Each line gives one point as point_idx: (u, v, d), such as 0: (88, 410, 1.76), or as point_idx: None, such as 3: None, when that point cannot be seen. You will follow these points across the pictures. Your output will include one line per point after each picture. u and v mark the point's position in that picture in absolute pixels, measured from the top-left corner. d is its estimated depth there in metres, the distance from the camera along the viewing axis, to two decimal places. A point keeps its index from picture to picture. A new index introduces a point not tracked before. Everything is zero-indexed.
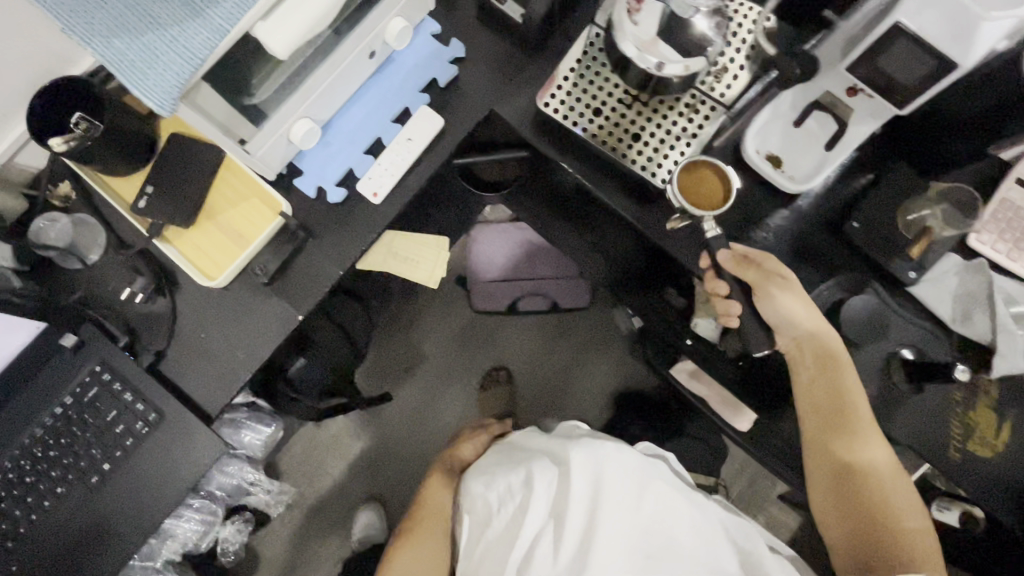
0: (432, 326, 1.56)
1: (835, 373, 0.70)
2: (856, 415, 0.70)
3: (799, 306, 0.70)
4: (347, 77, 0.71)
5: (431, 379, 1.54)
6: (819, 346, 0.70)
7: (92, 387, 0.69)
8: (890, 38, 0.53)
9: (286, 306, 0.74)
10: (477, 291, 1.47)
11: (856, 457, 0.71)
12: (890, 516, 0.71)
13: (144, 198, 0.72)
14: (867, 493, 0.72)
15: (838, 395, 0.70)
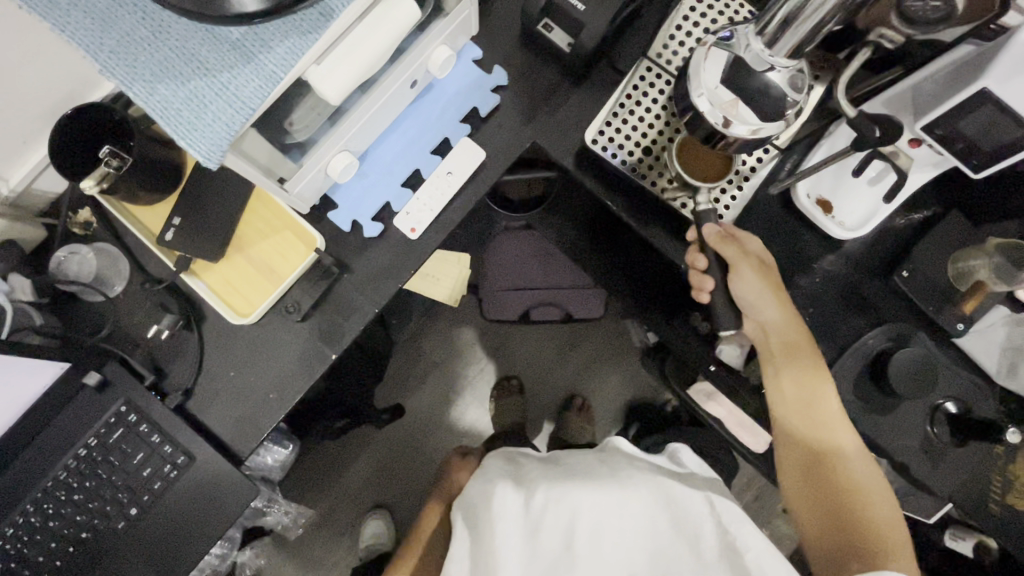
0: (444, 336, 1.53)
1: (798, 350, 0.69)
2: (821, 396, 0.68)
3: (768, 281, 0.69)
4: (388, 109, 0.68)
5: (442, 391, 1.52)
6: (785, 324, 0.69)
7: (117, 428, 0.66)
8: (975, 102, 0.51)
9: (318, 344, 0.71)
10: (488, 299, 1.41)
11: (826, 438, 0.67)
12: (860, 503, 0.64)
13: (171, 230, 0.67)
14: (838, 480, 0.66)
15: (806, 368, 0.68)
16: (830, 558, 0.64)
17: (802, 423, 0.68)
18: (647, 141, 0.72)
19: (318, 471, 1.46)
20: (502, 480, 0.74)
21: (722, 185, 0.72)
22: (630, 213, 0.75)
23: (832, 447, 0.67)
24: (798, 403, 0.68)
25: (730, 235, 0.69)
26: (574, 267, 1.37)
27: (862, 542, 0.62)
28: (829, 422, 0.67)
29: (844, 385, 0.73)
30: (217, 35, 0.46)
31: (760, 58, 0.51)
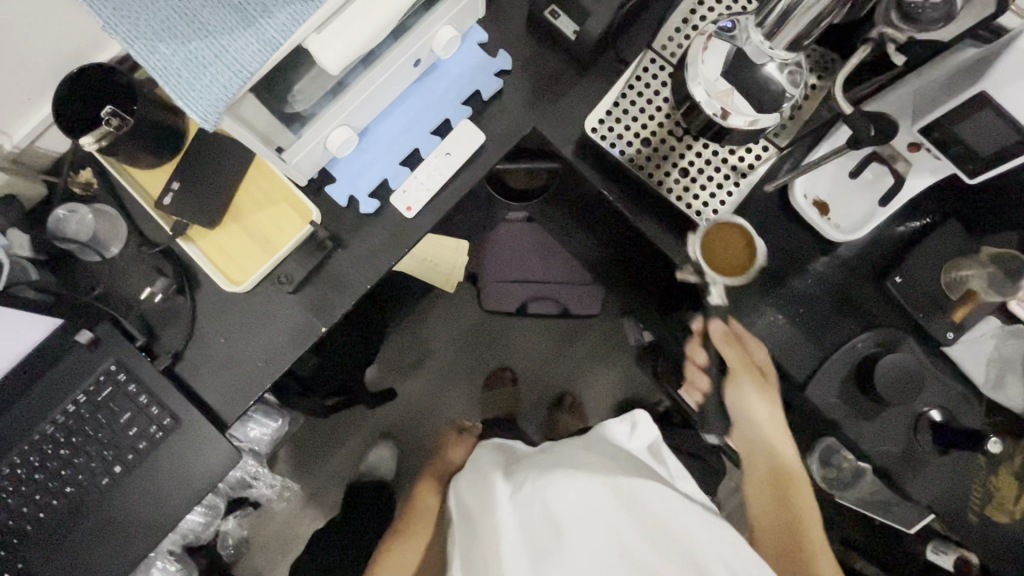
0: (440, 324, 1.53)
1: (768, 437, 0.72)
2: (789, 465, 0.71)
3: (755, 384, 0.74)
4: (390, 86, 0.68)
5: (436, 377, 1.52)
6: (767, 410, 0.73)
7: (106, 386, 0.67)
8: (973, 106, 0.51)
9: (308, 316, 0.72)
10: (487, 291, 1.41)
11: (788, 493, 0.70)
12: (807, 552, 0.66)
13: (169, 195, 0.69)
14: (799, 541, 0.67)
15: (783, 440, 0.72)
16: None
17: (764, 483, 0.72)
18: (647, 132, 0.72)
19: (310, 451, 1.47)
20: (497, 477, 0.73)
21: (719, 180, 0.71)
22: (626, 204, 0.75)
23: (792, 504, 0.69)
24: (768, 471, 0.72)
25: (733, 335, 0.74)
26: (573, 263, 1.36)
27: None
28: (791, 480, 0.70)
29: (831, 388, 0.73)
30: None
31: (760, 50, 0.50)
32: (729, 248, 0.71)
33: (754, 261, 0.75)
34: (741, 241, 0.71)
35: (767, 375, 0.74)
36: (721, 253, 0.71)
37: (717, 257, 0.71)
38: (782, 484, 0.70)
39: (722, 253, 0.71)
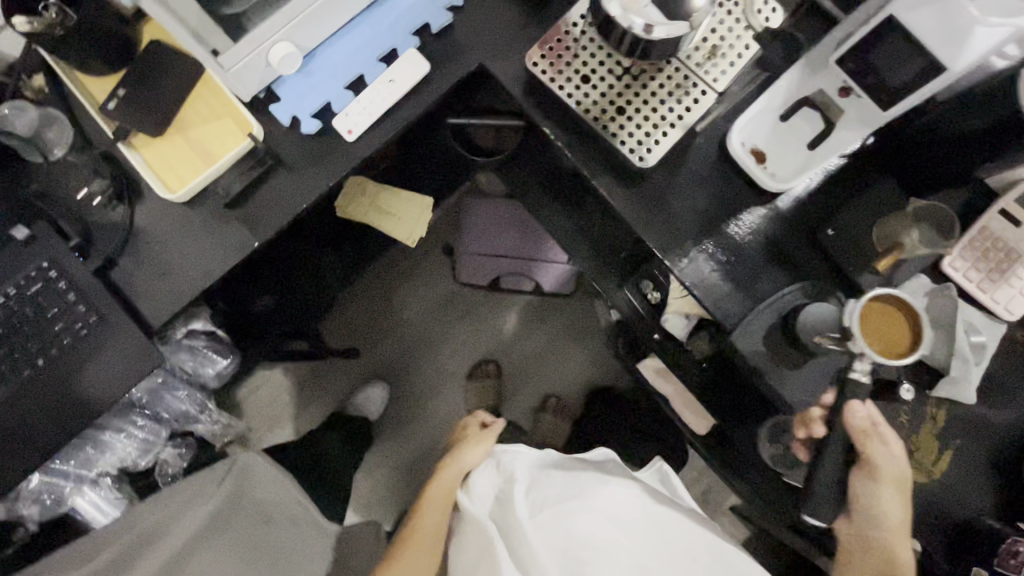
0: (413, 291, 1.53)
1: (895, 543, 0.68)
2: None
3: (896, 487, 0.67)
4: (336, 6, 0.70)
5: (404, 344, 1.52)
6: (897, 512, 0.68)
7: (35, 281, 0.68)
8: (880, 32, 0.53)
9: (244, 230, 0.73)
10: (463, 262, 1.45)
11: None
12: None
13: (114, 100, 0.71)
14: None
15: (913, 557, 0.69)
16: None
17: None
18: (588, 70, 0.73)
19: (274, 406, 1.48)
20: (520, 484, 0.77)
21: (655, 120, 0.72)
22: (567, 143, 0.76)
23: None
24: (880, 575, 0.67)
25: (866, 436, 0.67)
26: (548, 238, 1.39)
27: None
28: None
29: (757, 335, 0.73)
30: None
31: None
32: (892, 333, 0.66)
33: (690, 207, 0.75)
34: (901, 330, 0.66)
35: (900, 477, 0.68)
36: (879, 332, 0.66)
37: (874, 335, 0.66)
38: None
39: (881, 335, 0.66)
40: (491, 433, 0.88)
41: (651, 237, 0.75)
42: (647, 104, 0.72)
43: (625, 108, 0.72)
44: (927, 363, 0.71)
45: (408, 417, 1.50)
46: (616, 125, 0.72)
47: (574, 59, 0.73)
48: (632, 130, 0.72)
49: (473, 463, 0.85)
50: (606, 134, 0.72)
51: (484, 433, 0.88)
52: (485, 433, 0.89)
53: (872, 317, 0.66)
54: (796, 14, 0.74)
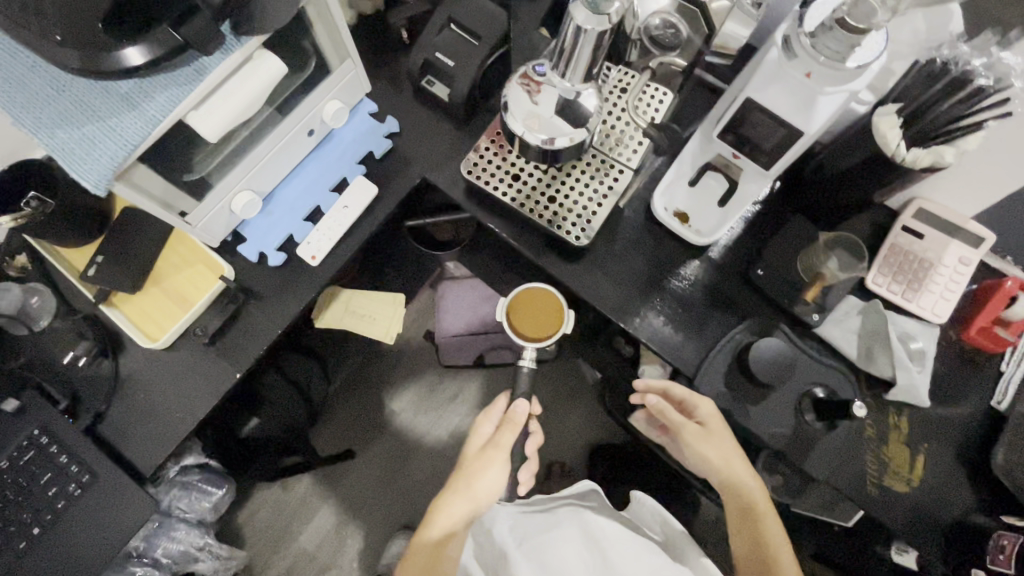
0: (401, 382, 1.54)
1: (745, 482, 0.74)
2: (762, 526, 0.72)
3: (723, 434, 0.74)
4: (287, 153, 0.79)
5: (399, 437, 1.51)
6: (727, 454, 0.74)
7: (28, 450, 0.71)
8: (746, 110, 0.64)
9: (224, 364, 0.78)
10: (443, 346, 1.47)
11: (766, 546, 0.72)
12: (772, 550, 0.71)
13: (93, 267, 0.77)
14: (757, 525, 0.73)
15: (761, 488, 0.75)
16: None
17: (737, 528, 0.74)
18: (517, 169, 0.82)
19: (275, 526, 1.45)
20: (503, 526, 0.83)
21: (585, 201, 0.80)
22: (512, 234, 0.84)
23: (770, 554, 0.71)
24: (738, 518, 0.74)
25: (666, 408, 0.78)
26: None
27: None
28: (762, 526, 0.72)
29: (717, 378, 0.78)
30: (109, 90, 0.57)
31: (568, 88, 0.62)
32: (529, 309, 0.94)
33: (632, 270, 0.83)
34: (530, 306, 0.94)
35: (707, 427, 0.75)
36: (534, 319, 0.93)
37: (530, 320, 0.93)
38: (753, 527, 0.72)
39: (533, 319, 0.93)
40: (512, 431, 0.87)
41: (604, 304, 0.82)
42: (575, 189, 0.80)
43: (554, 196, 0.80)
44: (876, 374, 0.76)
45: (414, 517, 1.46)
46: (550, 211, 0.80)
47: (503, 162, 0.82)
48: (566, 214, 0.80)
49: (484, 488, 0.83)
50: (542, 221, 0.80)
51: (487, 450, 0.86)
52: (485, 453, 0.86)
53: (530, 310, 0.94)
54: (687, 94, 0.85)
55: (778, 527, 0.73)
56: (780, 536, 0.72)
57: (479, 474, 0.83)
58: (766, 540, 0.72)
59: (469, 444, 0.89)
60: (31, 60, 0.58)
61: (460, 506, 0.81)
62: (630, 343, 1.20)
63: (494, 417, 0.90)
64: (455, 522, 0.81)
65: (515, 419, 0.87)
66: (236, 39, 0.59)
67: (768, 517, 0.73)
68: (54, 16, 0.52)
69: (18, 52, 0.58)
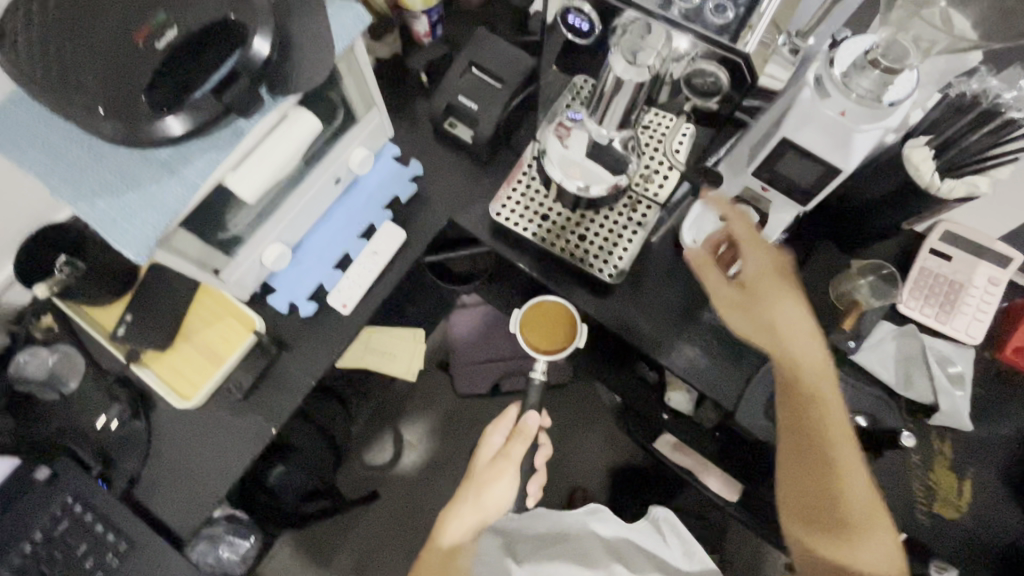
0: (418, 413, 1.52)
1: (800, 350, 0.66)
2: (826, 435, 0.64)
3: (778, 296, 0.66)
4: (316, 203, 0.79)
5: (419, 470, 1.49)
6: (788, 314, 0.66)
7: (64, 519, 0.70)
8: (781, 149, 0.65)
9: (259, 420, 0.77)
10: (459, 375, 1.48)
11: (823, 444, 0.64)
12: (829, 441, 0.64)
13: (124, 326, 0.76)
14: (819, 444, 0.64)
15: (828, 379, 0.66)
16: (803, 516, 0.67)
17: (790, 395, 0.66)
18: (545, 208, 0.82)
19: (297, 568, 1.42)
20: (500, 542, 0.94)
21: (615, 238, 0.80)
22: (541, 272, 0.84)
23: (822, 458, 0.64)
24: (782, 362, 0.66)
25: (706, 263, 0.69)
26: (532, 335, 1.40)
27: (819, 501, 0.65)
28: (824, 446, 0.64)
29: (756, 410, 0.77)
30: (147, 157, 0.57)
31: (599, 133, 0.63)
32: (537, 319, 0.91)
33: (664, 304, 0.82)
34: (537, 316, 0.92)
35: (768, 313, 0.66)
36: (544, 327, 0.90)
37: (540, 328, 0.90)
38: (813, 442, 0.64)
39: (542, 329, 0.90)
40: (522, 443, 0.88)
41: (638, 339, 0.81)
42: (604, 226, 0.80)
43: (584, 233, 0.80)
44: (917, 400, 0.76)
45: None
46: (580, 249, 0.80)
47: (531, 201, 0.82)
48: (597, 251, 0.80)
49: (494, 498, 0.84)
50: (573, 260, 0.80)
51: (497, 462, 0.87)
52: (497, 463, 0.87)
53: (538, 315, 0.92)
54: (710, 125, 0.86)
55: (847, 440, 0.64)
56: (847, 451, 0.64)
57: (489, 484, 0.85)
58: (826, 438, 0.64)
59: (480, 453, 0.90)
60: (67, 129, 0.57)
61: (470, 516, 0.83)
62: (654, 368, 1.19)
63: (505, 427, 0.92)
64: (462, 534, 0.82)
65: (525, 432, 0.89)
66: (272, 99, 0.59)
67: (833, 426, 0.64)
68: (97, 90, 0.52)
69: (53, 120, 0.57)
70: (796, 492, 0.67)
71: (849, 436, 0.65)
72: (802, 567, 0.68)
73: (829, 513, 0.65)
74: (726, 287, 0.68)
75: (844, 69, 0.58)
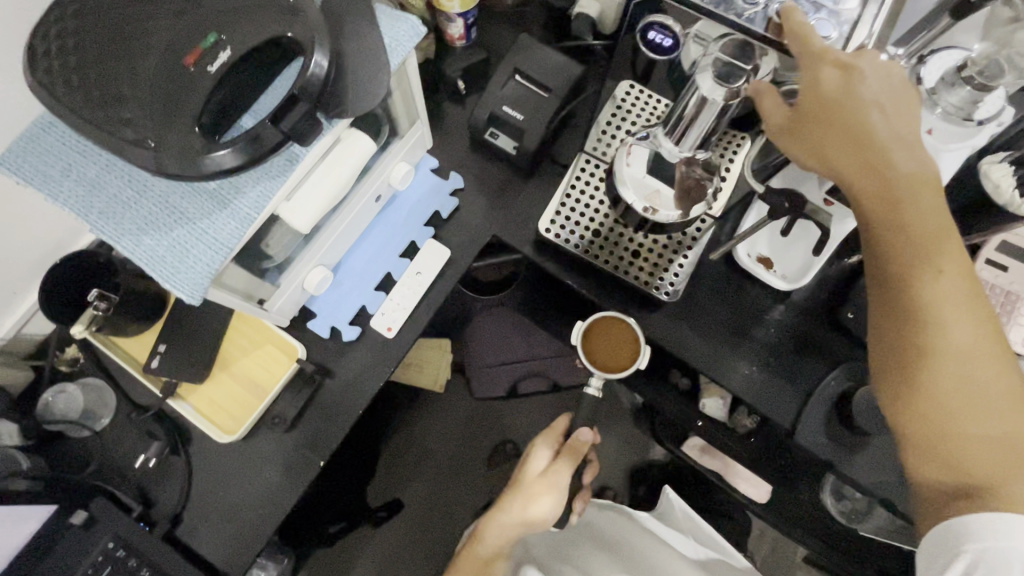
0: (433, 419, 1.37)
1: (903, 191, 0.49)
2: (925, 302, 0.48)
3: (870, 93, 0.50)
4: (356, 222, 0.75)
5: (436, 477, 1.35)
6: (892, 136, 0.50)
7: (104, 568, 0.65)
8: None
9: (306, 451, 0.74)
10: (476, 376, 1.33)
11: (921, 320, 0.49)
12: (927, 313, 0.49)
13: (157, 357, 0.72)
14: (914, 295, 0.49)
15: (945, 245, 0.49)
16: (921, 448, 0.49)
17: (883, 265, 0.51)
18: (596, 224, 0.77)
19: None
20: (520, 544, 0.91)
21: (669, 254, 0.76)
22: (591, 289, 0.80)
23: (920, 342, 0.49)
24: (873, 200, 0.50)
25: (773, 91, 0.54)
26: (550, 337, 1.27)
27: (944, 420, 0.48)
28: (925, 316, 0.49)
29: (816, 428, 0.75)
30: (196, 188, 0.52)
31: (672, 153, 0.59)
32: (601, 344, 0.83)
33: (718, 320, 0.80)
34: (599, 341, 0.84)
35: (864, 103, 0.50)
36: (609, 354, 0.83)
37: (604, 354, 0.83)
38: (900, 284, 0.50)
39: (606, 354, 0.83)
40: (572, 461, 0.81)
41: (692, 356, 0.79)
42: (657, 242, 0.76)
43: (637, 249, 0.77)
44: None
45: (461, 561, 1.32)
46: (635, 267, 0.77)
47: (579, 215, 0.78)
48: (651, 267, 0.77)
49: (540, 514, 0.78)
50: (627, 277, 0.76)
51: (547, 476, 0.80)
52: (543, 480, 0.80)
53: (599, 335, 0.84)
54: None
55: (964, 318, 0.48)
56: (964, 330, 0.48)
57: (537, 499, 0.78)
58: (924, 317, 0.49)
59: (527, 469, 0.83)
60: (105, 159, 0.52)
61: (513, 526, 0.78)
62: (686, 374, 1.14)
63: (552, 442, 0.85)
64: (505, 542, 0.78)
65: (577, 449, 0.82)
66: (328, 121, 0.55)
67: (938, 301, 0.48)
68: (145, 120, 0.47)
69: (89, 150, 0.52)
70: (914, 401, 0.49)
71: (966, 313, 0.48)
72: (921, 499, 0.50)
73: (948, 429, 0.48)
74: (811, 130, 0.52)
75: (932, 84, 0.56)
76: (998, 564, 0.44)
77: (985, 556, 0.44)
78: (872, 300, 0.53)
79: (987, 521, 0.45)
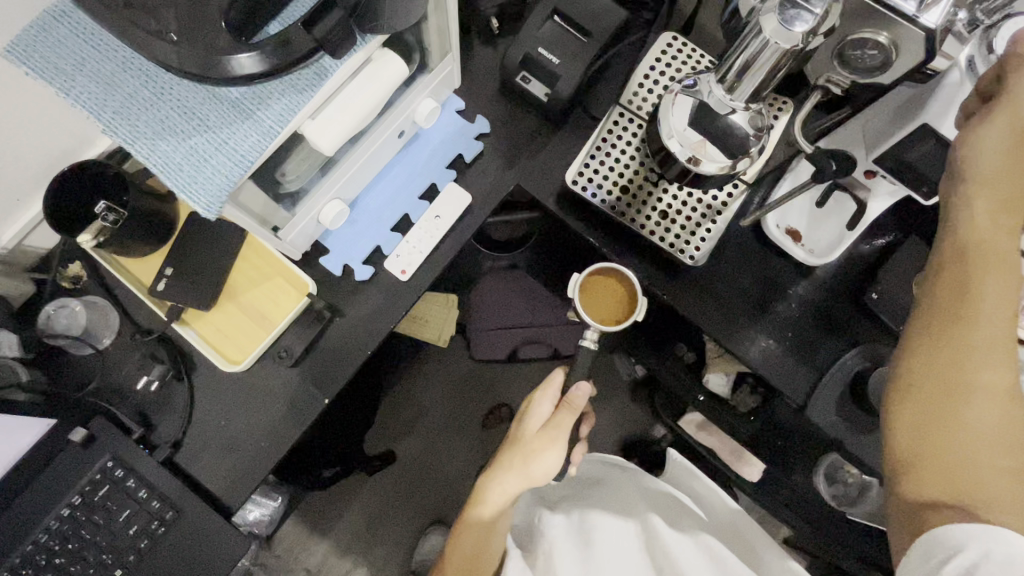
0: (433, 378, 1.37)
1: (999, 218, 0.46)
2: (983, 331, 0.44)
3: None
4: (377, 157, 0.72)
5: (433, 432, 1.36)
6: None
7: (103, 484, 0.66)
8: (914, 140, 0.57)
9: (311, 389, 0.73)
10: (474, 340, 1.26)
11: (966, 347, 0.44)
12: (983, 343, 0.44)
13: (163, 281, 0.69)
14: (969, 318, 0.45)
15: (1017, 289, 0.45)
16: (923, 470, 0.45)
17: (941, 276, 0.47)
18: (625, 180, 0.74)
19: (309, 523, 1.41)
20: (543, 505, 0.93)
21: (698, 219, 0.74)
22: (612, 248, 0.78)
23: (958, 365, 0.44)
24: (985, 218, 0.46)
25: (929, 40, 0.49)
26: (557, 300, 1.22)
27: (947, 451, 0.44)
28: (974, 348, 0.44)
29: (828, 406, 0.74)
30: (218, 95, 0.49)
31: (722, 102, 0.56)
32: (603, 299, 0.77)
33: (739, 290, 0.78)
34: (595, 294, 0.77)
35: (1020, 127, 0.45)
36: (603, 307, 0.77)
37: (598, 308, 0.77)
38: (967, 296, 0.45)
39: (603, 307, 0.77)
40: (571, 415, 0.78)
41: (708, 325, 0.78)
42: (687, 205, 0.74)
43: (665, 210, 0.74)
44: None
45: (447, 512, 1.33)
46: (661, 228, 0.74)
47: (609, 170, 0.75)
48: (678, 231, 0.74)
49: (540, 472, 0.76)
50: (652, 238, 0.74)
51: (547, 431, 0.78)
52: (541, 439, 0.78)
53: (594, 287, 0.78)
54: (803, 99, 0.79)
55: (1004, 368, 0.44)
56: (1006, 376, 0.44)
57: (537, 454, 0.77)
58: (972, 345, 0.44)
59: (526, 424, 0.81)
60: (122, 54, 0.49)
61: (514, 484, 0.77)
62: (692, 349, 1.12)
63: (552, 395, 0.82)
64: (504, 501, 0.77)
65: (575, 403, 0.78)
66: (362, 36, 0.51)
67: (994, 335, 0.44)
68: (170, 12, 0.44)
69: (105, 44, 0.49)
70: (929, 429, 0.45)
71: (1014, 356, 0.44)
72: (893, 510, 0.47)
73: (954, 461, 0.43)
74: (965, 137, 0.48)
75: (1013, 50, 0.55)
76: (1005, 567, 0.39)
77: (993, 552, 0.40)
78: (912, 313, 0.49)
79: (961, 531, 0.41)
